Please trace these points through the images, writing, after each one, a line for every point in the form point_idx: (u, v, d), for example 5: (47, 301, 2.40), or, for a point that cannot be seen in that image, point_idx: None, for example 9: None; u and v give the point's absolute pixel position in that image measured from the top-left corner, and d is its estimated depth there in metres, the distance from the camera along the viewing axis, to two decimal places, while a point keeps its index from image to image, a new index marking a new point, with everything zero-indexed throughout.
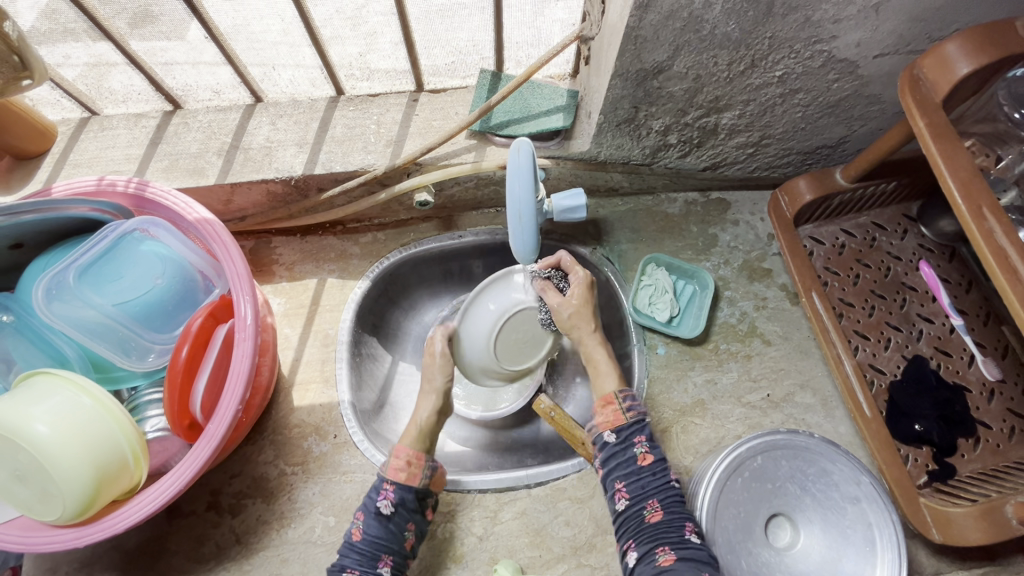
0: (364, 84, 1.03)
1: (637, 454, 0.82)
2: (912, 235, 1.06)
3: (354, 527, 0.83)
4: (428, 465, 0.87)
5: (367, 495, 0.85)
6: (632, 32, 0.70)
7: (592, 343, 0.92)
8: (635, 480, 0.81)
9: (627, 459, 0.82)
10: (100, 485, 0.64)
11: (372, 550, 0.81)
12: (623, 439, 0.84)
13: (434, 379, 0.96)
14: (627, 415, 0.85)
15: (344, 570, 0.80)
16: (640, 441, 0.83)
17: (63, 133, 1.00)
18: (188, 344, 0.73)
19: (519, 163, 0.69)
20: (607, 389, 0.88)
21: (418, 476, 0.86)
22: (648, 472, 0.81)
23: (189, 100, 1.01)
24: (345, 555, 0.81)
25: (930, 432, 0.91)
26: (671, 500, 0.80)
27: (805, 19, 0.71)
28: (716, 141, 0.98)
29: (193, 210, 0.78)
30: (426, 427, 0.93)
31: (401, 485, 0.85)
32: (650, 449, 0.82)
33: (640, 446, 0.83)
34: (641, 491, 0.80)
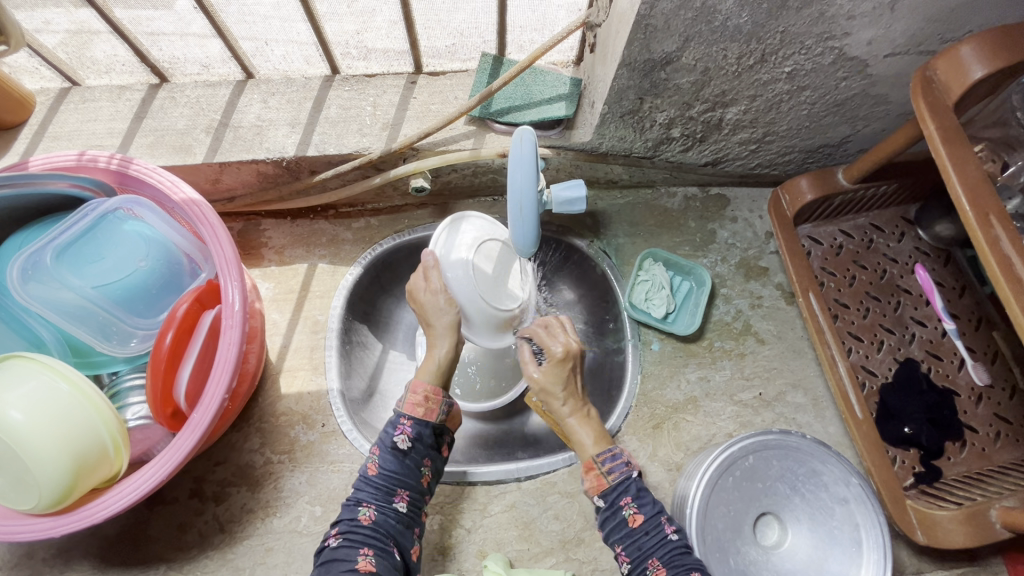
0: (361, 63, 0.99)
1: (626, 516, 0.78)
2: (909, 237, 1.06)
3: (370, 462, 0.81)
4: (445, 402, 0.86)
5: (383, 428, 0.83)
6: (643, 20, 0.68)
7: (564, 414, 0.87)
8: (631, 543, 0.78)
9: (618, 523, 0.79)
10: (79, 473, 0.62)
11: (387, 485, 0.80)
12: (611, 504, 0.80)
13: (444, 315, 0.87)
14: (609, 478, 0.81)
15: (360, 504, 0.79)
16: (626, 502, 0.79)
17: (42, 104, 0.94)
18: (172, 330, 0.70)
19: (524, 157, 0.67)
20: (589, 453, 0.83)
21: (435, 412, 0.85)
22: (641, 532, 0.77)
23: (176, 73, 0.97)
24: (360, 488, 0.80)
25: (919, 434, 0.92)
26: (670, 556, 0.75)
27: (819, 14, 0.69)
28: (719, 136, 0.97)
29: (179, 189, 0.75)
30: (445, 360, 0.87)
31: (419, 420, 0.83)
32: (639, 509, 0.78)
33: (628, 508, 0.79)
34: (640, 553, 0.77)
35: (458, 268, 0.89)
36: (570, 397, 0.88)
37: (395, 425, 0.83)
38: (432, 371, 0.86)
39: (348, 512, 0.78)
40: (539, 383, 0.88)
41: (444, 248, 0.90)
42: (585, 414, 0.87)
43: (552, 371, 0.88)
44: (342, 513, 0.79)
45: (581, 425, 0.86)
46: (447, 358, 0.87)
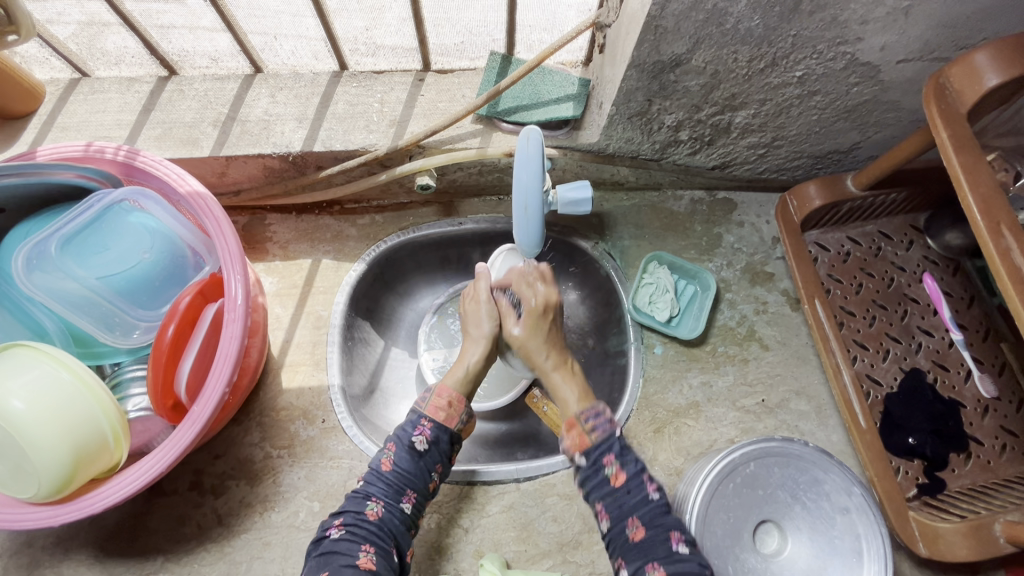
0: (370, 60, 0.99)
1: (609, 474, 0.78)
2: (918, 246, 1.04)
3: (385, 457, 0.81)
4: (467, 410, 0.87)
5: (403, 427, 0.84)
6: (653, 21, 0.67)
7: (548, 368, 0.90)
8: (612, 502, 0.77)
9: (600, 481, 0.78)
10: (79, 461, 0.62)
11: (399, 483, 0.79)
12: (593, 462, 0.79)
13: (483, 325, 0.93)
14: (592, 436, 0.80)
15: (368, 499, 0.78)
16: (609, 461, 0.78)
17: (51, 94, 0.95)
18: (175, 323, 0.70)
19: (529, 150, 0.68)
20: (572, 411, 0.84)
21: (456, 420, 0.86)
22: (623, 490, 0.77)
23: (185, 66, 0.97)
24: (371, 483, 0.79)
25: (923, 445, 0.91)
26: (650, 514, 0.75)
27: (832, 18, 0.68)
28: (727, 139, 0.96)
29: (185, 182, 0.75)
30: (474, 369, 0.91)
31: (438, 423, 0.84)
32: (621, 467, 0.78)
33: (611, 466, 0.78)
34: (620, 511, 0.76)
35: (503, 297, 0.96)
36: (554, 353, 0.90)
37: (417, 425, 0.83)
38: (459, 376, 0.88)
39: (354, 505, 0.78)
40: (520, 340, 0.91)
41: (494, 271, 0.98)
42: (570, 371, 0.89)
43: (533, 324, 0.91)
44: (350, 503, 0.79)
45: (566, 382, 0.88)
46: (475, 366, 0.91)
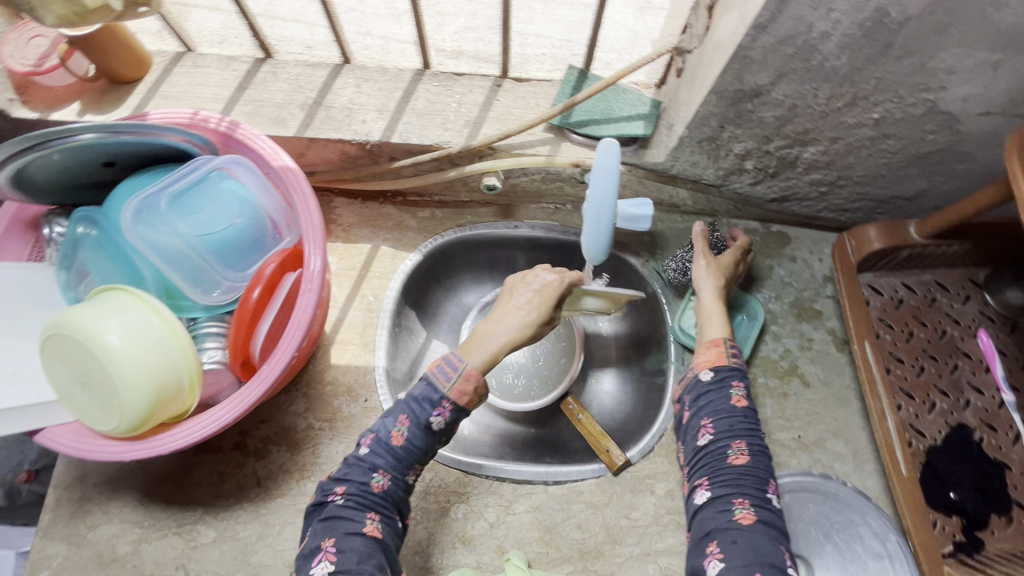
0: (452, 62, 1.03)
1: (733, 394, 0.86)
2: (974, 301, 1.03)
3: (398, 431, 0.79)
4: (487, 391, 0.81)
5: (416, 401, 0.79)
6: (741, 51, 0.69)
7: (707, 294, 0.97)
8: (724, 418, 0.84)
9: (723, 395, 0.86)
10: (157, 402, 0.66)
11: (407, 459, 0.79)
12: (720, 378, 0.88)
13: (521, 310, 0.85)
14: (729, 359, 0.90)
15: (375, 470, 0.78)
16: (735, 385, 0.87)
17: (158, 64, 1.02)
18: (259, 288, 0.75)
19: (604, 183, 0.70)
20: (715, 334, 0.93)
21: (477, 401, 0.81)
22: (739, 413, 0.85)
23: (281, 50, 1.03)
24: (377, 454, 0.78)
25: (963, 502, 0.89)
26: (756, 447, 0.83)
27: (919, 65, 0.69)
28: (791, 173, 0.97)
29: (277, 156, 0.80)
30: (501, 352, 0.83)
31: (458, 406, 0.79)
32: (745, 394, 0.86)
33: (736, 388, 0.87)
34: (729, 430, 0.83)
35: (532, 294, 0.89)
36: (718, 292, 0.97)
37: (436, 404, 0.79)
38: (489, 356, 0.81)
39: (359, 475, 0.78)
40: (717, 265, 0.99)
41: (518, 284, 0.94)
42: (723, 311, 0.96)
43: (726, 263, 1.00)
44: (355, 472, 0.78)
45: (716, 320, 0.95)
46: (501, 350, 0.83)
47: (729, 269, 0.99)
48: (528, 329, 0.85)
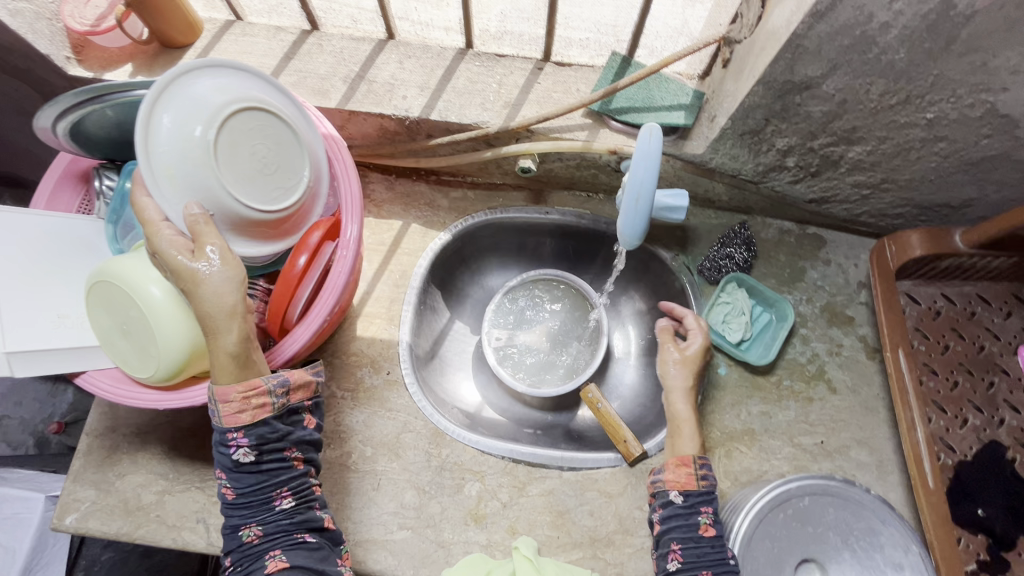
0: (495, 43, 1.03)
1: (700, 522, 0.82)
2: (1017, 317, 1.00)
3: (224, 487, 0.70)
4: (274, 392, 0.69)
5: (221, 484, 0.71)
6: (795, 40, 0.68)
7: (677, 395, 0.95)
8: (692, 546, 0.80)
9: (689, 524, 0.82)
10: (193, 353, 0.68)
11: (256, 501, 0.70)
12: (690, 504, 0.84)
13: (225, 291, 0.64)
14: (699, 482, 0.85)
15: (239, 529, 0.71)
16: (705, 511, 0.83)
17: (208, 31, 1.04)
18: (305, 256, 0.76)
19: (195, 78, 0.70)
20: (685, 451, 0.89)
21: (266, 406, 0.69)
22: (708, 543, 0.81)
23: (327, 23, 1.04)
24: (229, 516, 0.71)
25: (991, 521, 0.86)
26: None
27: (981, 63, 0.67)
28: (834, 173, 0.95)
29: (322, 124, 0.82)
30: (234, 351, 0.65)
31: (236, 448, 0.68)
32: (713, 522, 0.83)
33: (705, 515, 0.83)
34: (696, 558, 0.79)
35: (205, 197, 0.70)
36: (689, 385, 0.96)
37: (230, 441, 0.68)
38: (228, 368, 0.65)
39: (229, 543, 0.71)
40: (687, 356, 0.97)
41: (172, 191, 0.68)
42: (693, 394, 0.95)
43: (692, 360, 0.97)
44: (228, 542, 0.72)
45: (689, 420, 0.92)
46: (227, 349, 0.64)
47: (696, 364, 0.97)
48: (241, 290, 0.65)
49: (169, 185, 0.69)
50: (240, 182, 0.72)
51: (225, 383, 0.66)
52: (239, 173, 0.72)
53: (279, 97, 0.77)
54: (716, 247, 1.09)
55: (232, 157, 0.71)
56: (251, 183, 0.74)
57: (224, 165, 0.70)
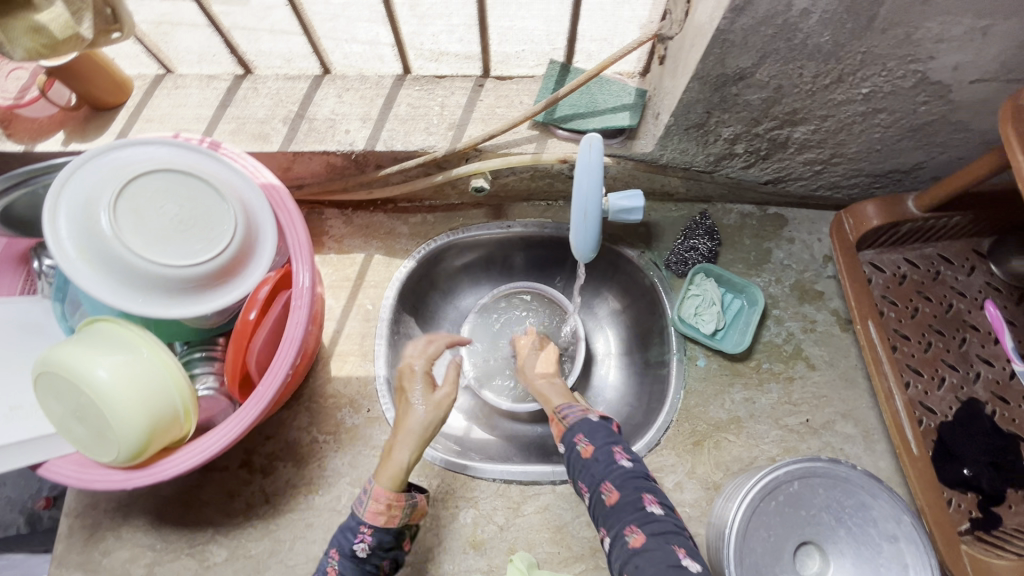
0: (433, 65, 1.02)
1: (580, 449, 0.83)
2: (980, 272, 1.01)
3: (330, 565, 0.79)
4: (410, 502, 0.81)
5: (342, 532, 0.79)
6: (721, 35, 0.68)
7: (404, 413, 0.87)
8: (585, 473, 0.81)
9: (574, 457, 0.84)
10: (153, 431, 0.66)
11: None
12: (568, 444, 0.85)
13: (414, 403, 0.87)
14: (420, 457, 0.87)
15: None
16: (578, 437, 0.84)
17: (139, 88, 1.02)
18: (256, 310, 0.75)
19: (102, 158, 0.76)
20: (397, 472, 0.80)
21: (397, 519, 0.80)
22: (593, 460, 0.81)
23: (260, 65, 1.03)
24: None
25: (979, 478, 0.87)
26: (622, 477, 0.79)
27: (905, 36, 0.67)
28: (784, 154, 0.96)
29: (261, 174, 0.82)
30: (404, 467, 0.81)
31: (379, 529, 0.78)
32: (589, 442, 0.83)
33: (580, 441, 0.84)
34: (595, 480, 0.80)
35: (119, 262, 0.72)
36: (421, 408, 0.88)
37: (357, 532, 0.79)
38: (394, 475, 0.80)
39: None
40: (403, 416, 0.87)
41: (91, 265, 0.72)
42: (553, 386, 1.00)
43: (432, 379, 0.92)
44: None
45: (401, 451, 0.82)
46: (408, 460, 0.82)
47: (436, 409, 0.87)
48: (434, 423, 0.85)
49: (86, 265, 0.72)
50: (156, 243, 0.73)
51: (386, 486, 0.80)
52: (149, 235, 0.73)
53: (195, 155, 0.79)
54: (680, 239, 1.09)
55: (141, 223, 0.73)
56: (169, 243, 0.74)
57: (131, 231, 0.72)
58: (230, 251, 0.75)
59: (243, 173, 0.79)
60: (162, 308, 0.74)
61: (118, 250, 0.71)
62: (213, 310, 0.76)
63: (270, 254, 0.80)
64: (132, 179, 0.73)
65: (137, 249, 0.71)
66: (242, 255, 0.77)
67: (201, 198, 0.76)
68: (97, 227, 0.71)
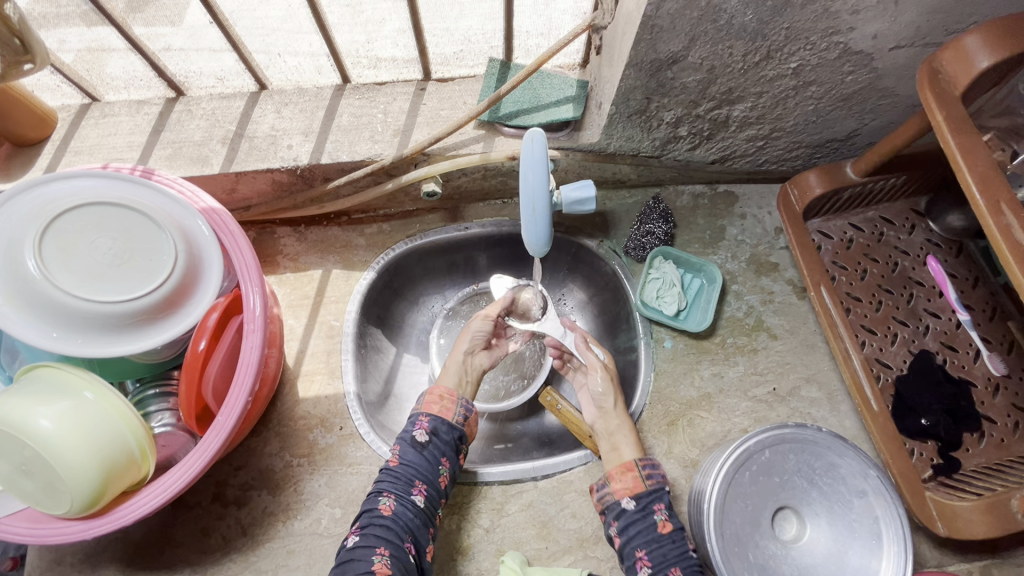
0: (371, 72, 1.01)
1: (658, 521, 0.83)
2: (920, 230, 1.06)
3: (392, 455, 0.88)
4: (461, 403, 0.94)
5: (403, 426, 0.91)
6: (648, 21, 0.69)
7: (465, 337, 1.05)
8: (656, 548, 0.82)
9: (648, 526, 0.83)
10: (107, 477, 0.65)
11: (407, 476, 0.85)
12: (643, 506, 0.85)
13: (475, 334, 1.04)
14: (456, 415, 0.93)
15: (382, 494, 0.84)
16: (657, 508, 0.85)
17: (63, 119, 0.97)
18: (205, 338, 0.73)
19: (25, 197, 0.73)
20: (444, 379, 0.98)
21: (450, 411, 0.93)
22: (669, 539, 0.82)
23: (192, 86, 0.99)
24: (383, 479, 0.85)
25: (936, 426, 0.91)
26: (691, 570, 0.81)
27: (823, 10, 0.70)
28: (726, 133, 0.98)
29: (200, 198, 0.79)
30: (457, 373, 1.00)
31: (435, 416, 0.91)
32: (669, 518, 0.84)
33: (659, 513, 0.84)
34: (664, 559, 0.81)
35: (49, 306, 0.69)
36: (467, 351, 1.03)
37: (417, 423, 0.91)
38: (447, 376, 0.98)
39: (369, 505, 0.84)
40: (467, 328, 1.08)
41: (21, 310, 0.69)
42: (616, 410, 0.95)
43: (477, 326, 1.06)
44: (365, 507, 0.84)
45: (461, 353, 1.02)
46: (461, 364, 1.01)
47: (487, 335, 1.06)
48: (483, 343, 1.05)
49: (15, 313, 0.69)
50: (92, 282, 0.70)
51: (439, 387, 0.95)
52: (83, 274, 0.70)
53: (127, 185, 0.76)
54: (636, 226, 1.10)
55: (73, 261, 0.70)
56: (104, 281, 0.71)
57: (61, 272, 0.69)
58: (173, 280, 0.73)
59: (179, 199, 0.77)
60: (107, 346, 0.72)
61: (48, 291, 0.68)
62: (162, 343, 0.74)
63: (217, 280, 0.77)
64: (58, 217, 0.70)
65: (69, 290, 0.69)
66: (185, 286, 0.75)
67: (136, 229, 0.73)
68: (23, 271, 0.68)
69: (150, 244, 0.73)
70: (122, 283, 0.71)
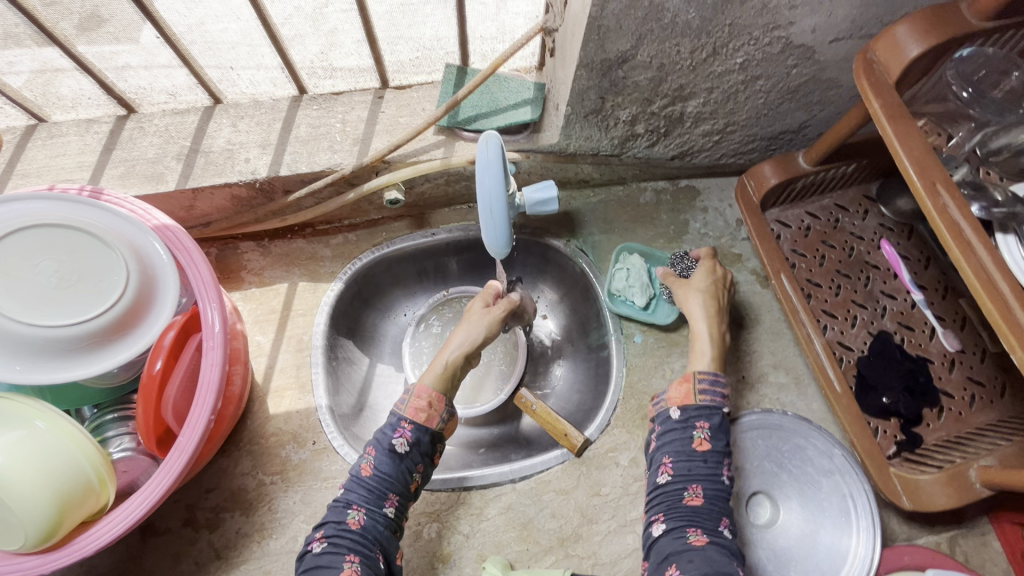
0: (328, 82, 1.00)
1: (694, 437, 0.84)
2: (873, 215, 1.09)
3: (364, 462, 0.84)
4: (446, 410, 0.90)
5: (382, 431, 0.86)
6: (595, 22, 0.71)
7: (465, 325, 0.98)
8: (683, 460, 0.83)
9: (685, 438, 0.85)
10: (65, 508, 0.63)
11: (379, 488, 0.82)
12: (687, 416, 0.86)
13: (478, 329, 0.97)
14: (439, 424, 0.89)
15: (350, 507, 0.81)
16: (701, 425, 0.85)
17: (8, 142, 0.95)
18: (162, 358, 0.71)
19: None
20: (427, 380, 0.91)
21: (434, 419, 0.88)
22: (701, 457, 0.83)
23: (144, 104, 0.97)
24: (352, 490, 0.82)
25: (897, 404, 0.94)
26: (712, 491, 0.82)
27: (762, 6, 0.72)
28: (682, 129, 1.00)
29: (152, 216, 0.77)
30: (449, 369, 0.93)
31: (418, 425, 0.87)
32: (708, 437, 0.84)
33: (700, 430, 0.85)
34: (687, 474, 0.82)
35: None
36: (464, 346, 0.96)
37: (397, 428, 0.86)
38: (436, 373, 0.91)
39: (336, 515, 0.81)
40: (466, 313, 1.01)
41: None
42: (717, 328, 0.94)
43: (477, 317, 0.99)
44: (332, 516, 0.81)
45: (457, 347, 0.95)
46: (453, 361, 0.94)
47: (491, 327, 0.98)
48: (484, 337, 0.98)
49: None
50: (41, 305, 0.69)
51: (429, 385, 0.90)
52: (30, 299, 0.69)
53: (75, 205, 0.75)
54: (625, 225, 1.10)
55: (20, 286, 0.69)
56: (53, 305, 0.70)
57: (7, 297, 0.68)
58: (124, 300, 0.72)
59: (129, 217, 0.75)
60: (56, 371, 0.70)
61: None
62: (116, 366, 0.72)
63: (174, 299, 0.76)
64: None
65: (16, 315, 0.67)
66: (138, 307, 0.73)
67: (85, 250, 0.72)
68: None
69: (100, 264, 0.72)
70: (71, 305, 0.70)
